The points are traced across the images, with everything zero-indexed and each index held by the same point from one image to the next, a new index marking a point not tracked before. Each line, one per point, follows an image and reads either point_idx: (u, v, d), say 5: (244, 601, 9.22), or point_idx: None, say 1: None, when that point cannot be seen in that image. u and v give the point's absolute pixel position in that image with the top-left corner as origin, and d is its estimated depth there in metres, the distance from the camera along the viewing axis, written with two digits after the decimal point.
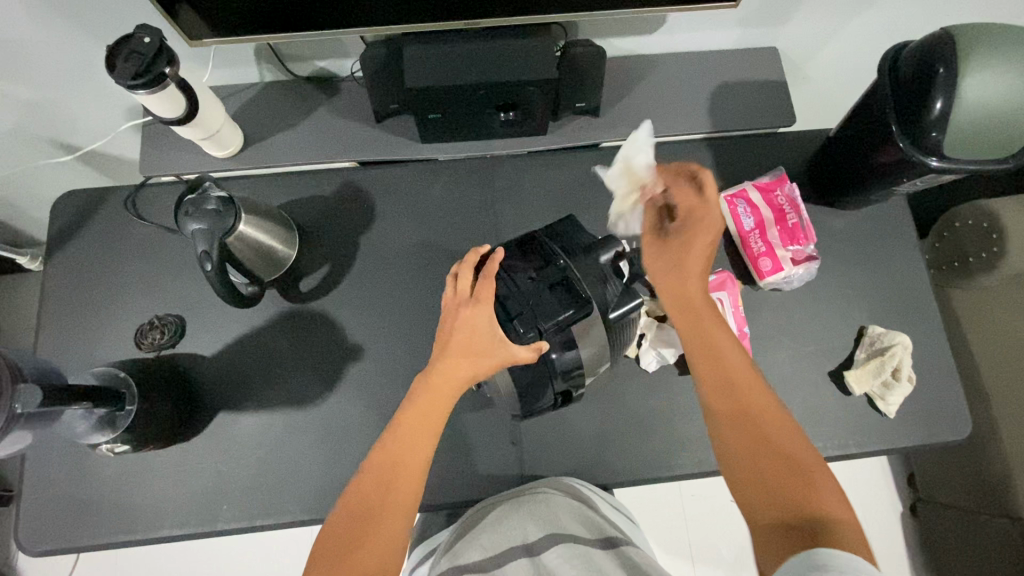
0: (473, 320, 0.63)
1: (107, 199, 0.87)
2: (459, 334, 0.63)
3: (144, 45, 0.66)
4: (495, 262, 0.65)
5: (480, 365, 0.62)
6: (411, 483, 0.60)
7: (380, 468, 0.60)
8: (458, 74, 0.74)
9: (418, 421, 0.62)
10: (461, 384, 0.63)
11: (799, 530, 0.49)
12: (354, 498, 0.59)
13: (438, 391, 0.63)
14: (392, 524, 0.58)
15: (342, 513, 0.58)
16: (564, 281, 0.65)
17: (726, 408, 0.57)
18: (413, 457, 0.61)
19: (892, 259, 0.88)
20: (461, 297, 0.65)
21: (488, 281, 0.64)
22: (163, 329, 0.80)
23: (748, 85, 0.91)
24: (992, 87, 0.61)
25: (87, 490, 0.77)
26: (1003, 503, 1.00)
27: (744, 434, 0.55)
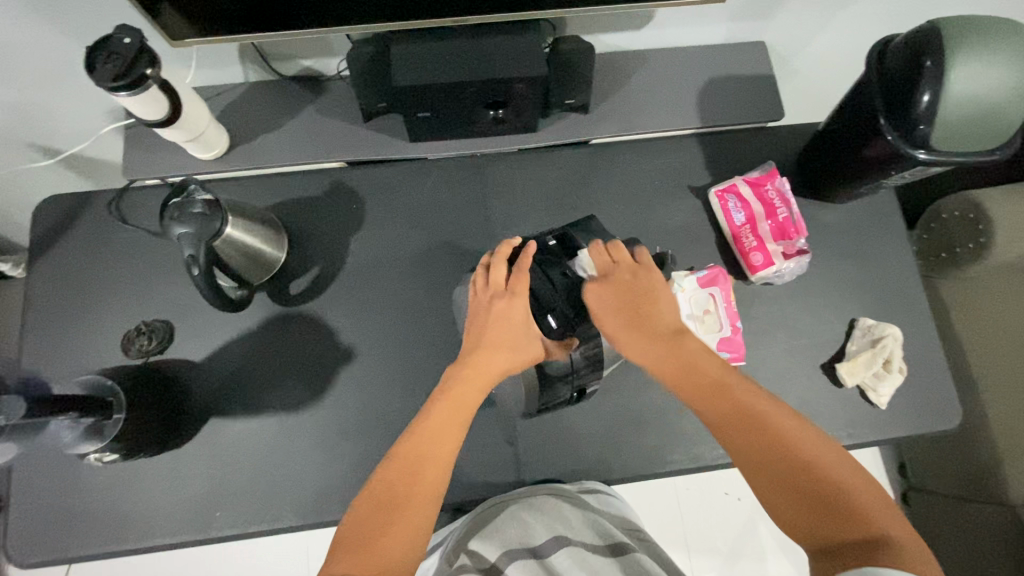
0: (510, 313, 0.66)
1: (90, 204, 0.86)
2: (494, 326, 0.65)
3: (124, 47, 0.64)
4: (529, 257, 0.68)
5: (515, 358, 0.64)
6: (437, 474, 0.57)
7: (407, 456, 0.58)
8: (446, 72, 0.73)
9: (450, 409, 0.61)
10: (495, 376, 0.64)
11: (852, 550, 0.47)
12: (379, 488, 0.56)
13: (472, 381, 0.63)
14: (422, 512, 0.55)
15: (364, 506, 0.55)
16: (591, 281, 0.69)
17: (746, 437, 0.54)
18: (446, 443, 0.59)
19: (882, 251, 0.89)
20: (496, 290, 0.67)
21: (521, 275, 0.67)
22: (151, 335, 0.79)
23: (738, 79, 0.91)
24: (976, 79, 0.62)
25: (77, 500, 0.76)
26: (993, 490, 1.01)
27: (769, 456, 0.53)
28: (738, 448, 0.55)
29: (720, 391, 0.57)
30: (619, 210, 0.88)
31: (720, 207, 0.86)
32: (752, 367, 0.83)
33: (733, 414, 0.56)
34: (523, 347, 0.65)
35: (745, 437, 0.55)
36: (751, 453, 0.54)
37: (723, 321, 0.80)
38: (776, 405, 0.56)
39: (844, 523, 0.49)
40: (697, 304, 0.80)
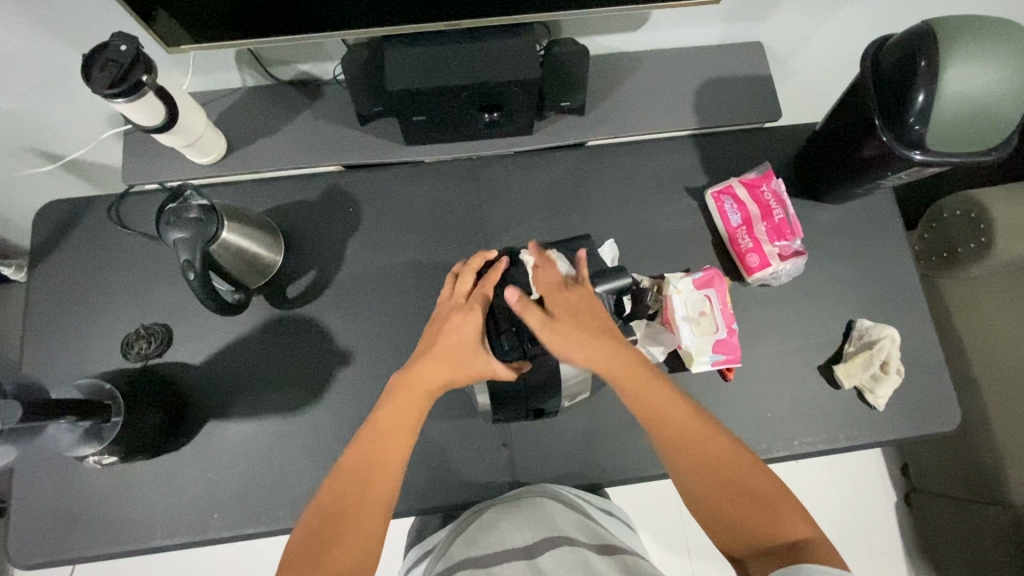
0: (460, 328, 0.67)
1: (90, 208, 0.87)
2: (444, 338, 0.67)
3: (120, 54, 0.65)
4: (496, 272, 0.70)
5: (457, 372, 0.66)
6: (384, 486, 0.61)
7: (353, 469, 0.61)
8: (440, 76, 0.73)
9: (393, 421, 0.64)
10: (435, 389, 0.66)
11: (772, 550, 0.54)
12: (327, 501, 0.59)
13: (412, 393, 0.65)
14: (368, 523, 0.59)
15: (315, 516, 0.59)
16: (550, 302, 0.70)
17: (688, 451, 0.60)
18: (387, 455, 0.62)
19: (879, 251, 0.89)
20: (456, 302, 0.70)
21: (484, 292, 0.69)
22: (150, 338, 0.80)
23: (734, 80, 0.90)
24: (971, 81, 0.62)
25: (77, 502, 0.76)
26: (995, 491, 1.00)
27: (706, 471, 0.59)
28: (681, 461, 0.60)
29: (646, 408, 0.63)
30: (614, 212, 0.88)
31: (716, 208, 0.85)
32: (747, 368, 0.83)
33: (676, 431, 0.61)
34: (466, 362, 0.66)
35: (686, 452, 0.60)
36: (691, 467, 0.60)
37: (719, 322, 0.80)
38: (691, 416, 0.62)
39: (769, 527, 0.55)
40: (693, 306, 0.80)
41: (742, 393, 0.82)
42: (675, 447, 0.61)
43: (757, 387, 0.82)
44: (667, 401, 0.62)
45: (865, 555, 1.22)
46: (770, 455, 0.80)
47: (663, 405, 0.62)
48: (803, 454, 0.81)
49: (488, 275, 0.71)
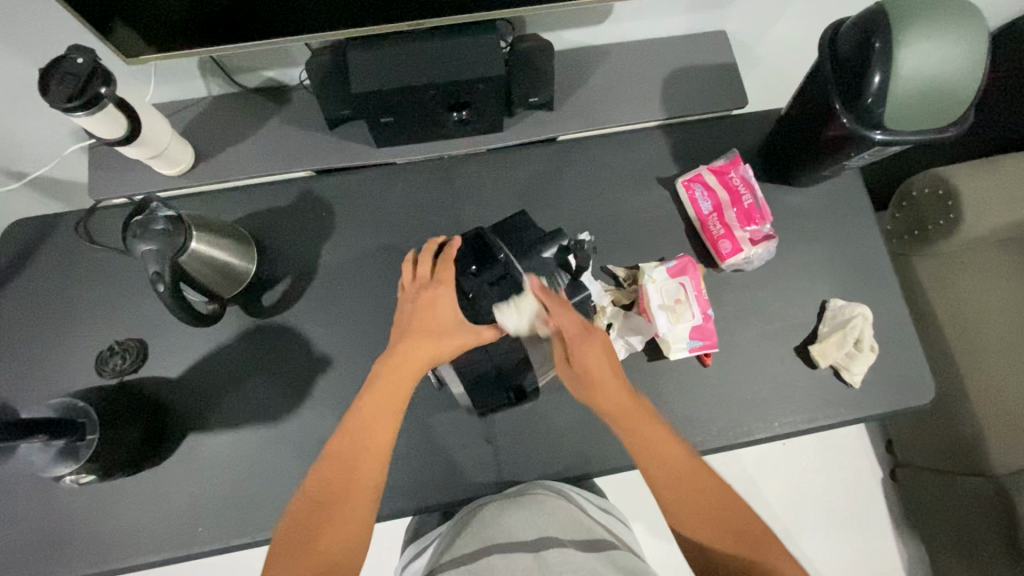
0: (434, 302, 0.69)
1: (58, 225, 0.86)
2: (420, 314, 0.69)
3: (77, 67, 0.64)
4: (451, 249, 0.72)
5: (440, 347, 0.67)
6: (369, 476, 0.61)
7: (340, 458, 0.61)
8: (404, 76, 0.73)
9: (376, 407, 0.63)
10: (423, 366, 0.67)
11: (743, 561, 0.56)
12: (313, 492, 0.59)
13: (399, 372, 0.66)
14: (355, 507, 0.59)
15: (302, 507, 0.59)
16: (504, 279, 0.70)
17: (689, 509, 0.59)
18: (372, 445, 0.62)
19: (849, 231, 0.90)
20: (422, 282, 0.72)
21: (445, 266, 0.72)
22: (123, 354, 0.79)
23: (700, 67, 0.91)
24: (922, 60, 0.63)
25: (57, 522, 0.75)
26: (977, 462, 1.02)
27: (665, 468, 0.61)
28: (691, 530, 0.59)
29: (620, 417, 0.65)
30: (587, 205, 0.89)
31: (688, 197, 0.87)
32: (726, 353, 0.84)
33: (680, 489, 0.60)
34: (447, 336, 0.67)
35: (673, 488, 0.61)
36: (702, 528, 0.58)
37: (694, 309, 0.81)
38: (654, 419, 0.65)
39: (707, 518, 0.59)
40: (668, 294, 0.81)
41: (722, 378, 0.83)
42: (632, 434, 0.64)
43: (737, 371, 0.83)
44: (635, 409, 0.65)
45: (855, 532, 1.24)
46: (752, 437, 0.81)
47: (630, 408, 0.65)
48: (785, 434, 0.82)
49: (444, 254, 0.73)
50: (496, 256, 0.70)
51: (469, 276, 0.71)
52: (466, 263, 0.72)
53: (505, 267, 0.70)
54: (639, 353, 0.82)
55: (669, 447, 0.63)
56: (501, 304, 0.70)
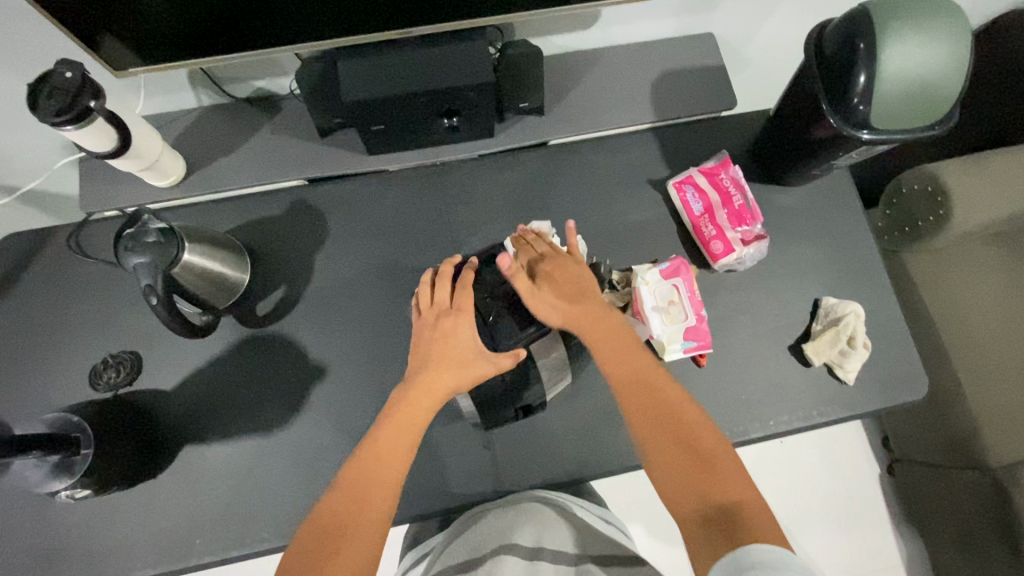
0: (454, 329, 0.70)
1: (50, 239, 0.85)
2: (440, 342, 0.70)
3: (65, 80, 0.64)
4: (469, 273, 0.74)
5: (463, 374, 0.68)
6: (382, 504, 0.60)
7: (354, 483, 0.60)
8: (394, 84, 0.73)
9: (393, 435, 0.64)
10: (444, 395, 0.68)
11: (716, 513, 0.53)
12: (325, 516, 0.58)
13: (420, 402, 0.67)
14: (366, 534, 0.58)
15: (313, 531, 0.57)
16: (521, 299, 0.73)
17: (669, 453, 0.59)
18: (387, 473, 0.62)
19: (840, 230, 0.91)
20: (440, 309, 0.72)
21: (464, 292, 0.73)
22: (118, 367, 0.79)
23: (689, 70, 0.92)
24: (906, 60, 0.64)
25: (53, 538, 0.75)
26: (972, 456, 1.03)
27: (651, 413, 0.62)
28: (658, 458, 0.59)
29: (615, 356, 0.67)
30: (580, 209, 0.89)
31: (679, 199, 0.87)
32: (720, 354, 0.84)
33: (663, 430, 0.60)
34: (470, 362, 0.68)
35: (658, 432, 0.60)
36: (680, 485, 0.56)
37: (688, 311, 0.81)
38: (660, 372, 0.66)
39: (688, 460, 0.57)
40: (662, 295, 0.81)
41: (717, 378, 0.83)
42: (622, 377, 0.65)
43: (732, 371, 0.84)
44: (636, 359, 0.67)
45: (853, 529, 1.24)
46: (748, 437, 0.81)
47: (632, 358, 0.67)
48: (781, 433, 0.82)
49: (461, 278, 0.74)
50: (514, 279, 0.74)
51: (487, 299, 0.73)
52: (485, 289, 0.74)
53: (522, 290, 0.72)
54: None
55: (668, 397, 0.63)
56: (518, 326, 0.71)
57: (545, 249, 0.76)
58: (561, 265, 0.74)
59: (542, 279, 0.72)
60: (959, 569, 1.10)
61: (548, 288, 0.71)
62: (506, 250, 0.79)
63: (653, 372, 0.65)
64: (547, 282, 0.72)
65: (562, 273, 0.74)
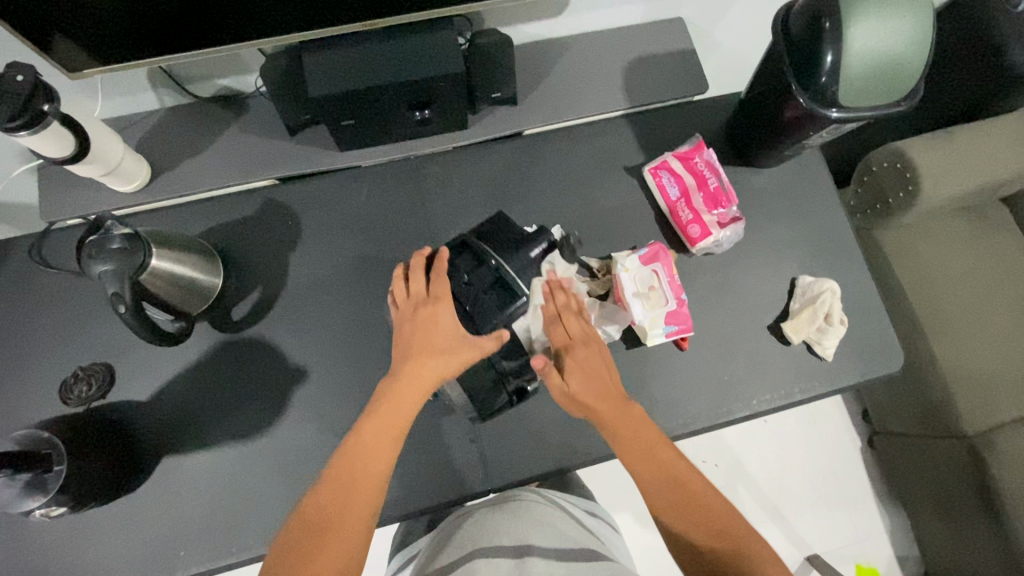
0: (435, 317, 0.68)
1: (10, 251, 0.82)
2: (421, 331, 0.68)
3: (17, 85, 0.61)
4: (440, 259, 0.70)
5: (447, 364, 0.66)
6: (367, 502, 0.59)
7: (337, 481, 0.59)
8: (362, 77, 0.72)
9: (379, 428, 0.62)
10: (430, 387, 0.66)
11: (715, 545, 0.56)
12: (310, 512, 0.57)
13: (406, 392, 0.65)
14: (350, 534, 0.56)
15: (298, 531, 0.56)
16: (498, 282, 0.71)
17: (669, 498, 0.60)
18: (372, 469, 0.60)
19: (813, 208, 0.92)
20: (417, 300, 0.70)
21: (438, 279, 0.70)
22: (90, 380, 0.75)
23: (659, 54, 0.92)
24: (872, 37, 0.64)
25: (30, 558, 0.73)
26: (948, 425, 1.06)
27: (641, 452, 0.64)
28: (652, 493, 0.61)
29: (602, 396, 0.67)
30: (557, 198, 0.89)
31: (655, 184, 0.87)
32: (702, 336, 0.85)
33: (654, 470, 0.62)
34: (454, 351, 0.67)
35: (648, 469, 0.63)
36: (670, 511, 0.60)
37: (668, 295, 0.81)
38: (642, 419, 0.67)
39: (683, 498, 0.60)
40: (642, 281, 0.81)
41: (700, 360, 0.84)
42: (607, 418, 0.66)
43: (714, 352, 0.84)
44: (623, 406, 0.67)
45: (838, 502, 1.27)
46: (732, 417, 0.82)
47: (616, 401, 0.67)
48: (764, 412, 0.83)
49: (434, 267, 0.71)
50: (486, 262, 0.71)
51: (462, 286, 0.72)
52: (458, 274, 0.73)
53: (496, 272, 0.71)
54: (617, 341, 0.83)
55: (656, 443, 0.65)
56: (499, 310, 0.70)
57: (575, 323, 0.72)
58: (589, 352, 0.70)
59: (570, 365, 0.69)
60: (939, 535, 1.14)
61: (577, 376, 0.68)
62: (477, 230, 0.76)
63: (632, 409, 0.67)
64: (576, 365, 0.69)
65: (590, 359, 0.70)
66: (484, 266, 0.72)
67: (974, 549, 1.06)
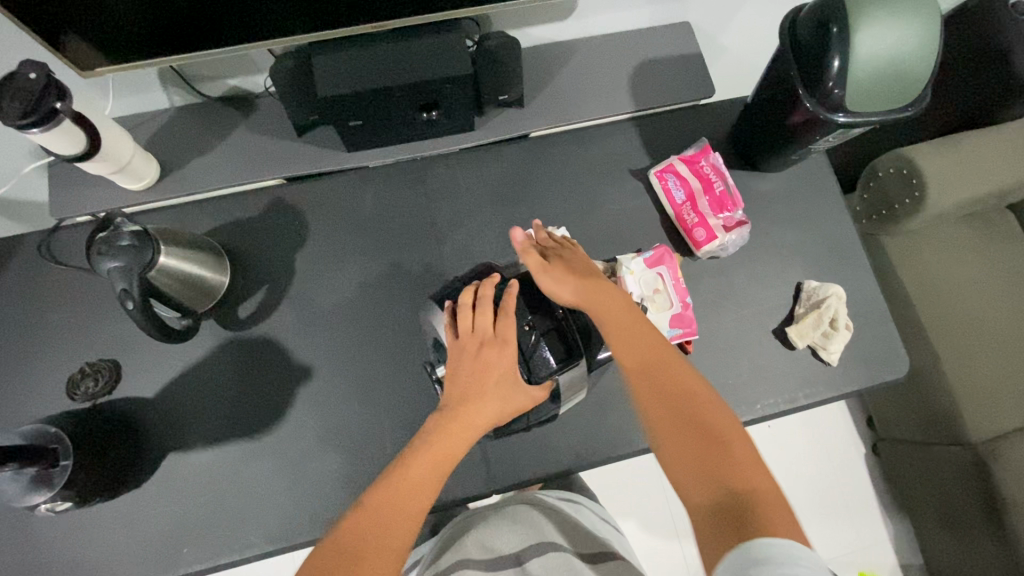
0: (497, 362, 0.68)
1: (19, 247, 0.83)
2: (483, 373, 0.67)
3: (30, 82, 0.61)
4: (513, 299, 0.70)
5: (501, 409, 0.67)
6: (404, 541, 0.56)
7: (375, 513, 0.56)
8: (370, 78, 0.72)
9: (427, 467, 0.61)
10: (480, 431, 0.66)
11: (729, 497, 0.51)
12: (341, 541, 0.55)
13: (458, 433, 0.64)
14: (383, 570, 0.53)
15: (325, 555, 0.54)
16: (559, 330, 0.71)
17: (687, 444, 0.56)
18: (415, 504, 0.58)
19: (819, 213, 0.92)
20: (483, 336, 0.69)
21: (507, 320, 0.69)
22: (96, 377, 0.76)
23: (666, 58, 0.92)
24: (880, 41, 0.64)
25: (34, 553, 0.73)
26: (952, 432, 1.05)
27: (668, 394, 0.60)
28: (665, 432, 0.58)
29: (629, 333, 0.65)
30: (562, 200, 0.89)
31: (661, 187, 0.87)
32: (706, 339, 0.85)
33: (676, 413, 0.58)
34: (510, 396, 0.68)
35: (668, 413, 0.58)
36: (681, 458, 0.55)
37: (673, 298, 0.81)
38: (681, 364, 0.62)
39: (705, 445, 0.55)
40: (647, 284, 0.82)
41: (704, 364, 0.84)
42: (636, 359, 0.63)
43: (718, 356, 0.84)
44: (656, 347, 0.64)
45: (842, 509, 1.26)
46: None
47: (650, 343, 0.64)
48: (768, 416, 0.83)
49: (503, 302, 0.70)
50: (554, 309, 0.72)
51: (525, 330, 0.71)
52: (523, 317, 0.71)
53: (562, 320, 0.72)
54: None
55: (692, 386, 0.60)
56: (559, 361, 0.69)
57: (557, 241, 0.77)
58: (572, 255, 0.74)
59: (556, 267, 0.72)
60: (943, 543, 1.13)
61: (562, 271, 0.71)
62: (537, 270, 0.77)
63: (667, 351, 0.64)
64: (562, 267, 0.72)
65: (573, 259, 0.74)
66: (549, 310, 0.72)
67: (979, 558, 1.05)
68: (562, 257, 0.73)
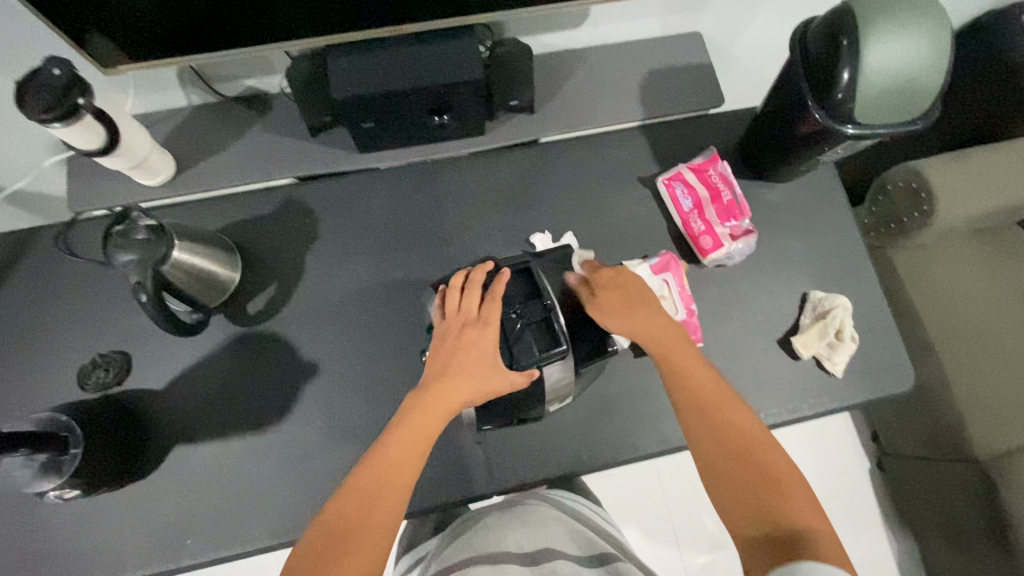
0: (477, 342, 0.69)
1: (37, 239, 0.85)
2: (462, 352, 0.69)
3: (54, 77, 0.63)
4: (499, 285, 0.70)
5: (479, 389, 0.67)
6: (389, 510, 0.60)
7: (362, 487, 0.60)
8: (384, 80, 0.73)
9: (406, 441, 0.64)
10: (456, 406, 0.67)
11: (775, 525, 0.55)
12: (333, 518, 0.58)
13: (436, 411, 0.66)
14: (369, 539, 0.57)
15: (321, 530, 0.58)
16: (546, 322, 0.69)
17: (736, 471, 0.60)
18: (399, 475, 0.62)
19: (827, 224, 0.92)
20: (467, 317, 0.71)
21: (491, 305, 0.70)
22: (106, 367, 0.78)
23: (677, 68, 0.93)
24: (891, 55, 0.65)
25: (40, 540, 0.74)
26: (959, 448, 1.04)
27: (713, 422, 0.64)
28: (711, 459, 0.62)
29: (676, 362, 0.69)
30: (570, 205, 0.90)
31: (669, 194, 0.88)
32: (711, 347, 0.85)
33: (723, 441, 0.62)
34: (487, 376, 0.67)
35: (712, 438, 0.63)
36: (730, 487, 0.60)
37: (678, 304, 0.82)
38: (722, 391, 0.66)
39: (748, 475, 0.59)
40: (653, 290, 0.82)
41: None
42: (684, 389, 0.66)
43: (722, 365, 0.84)
44: (699, 375, 0.67)
45: (845, 523, 1.25)
46: None
47: (694, 370, 0.68)
48: (771, 426, 0.83)
49: (492, 288, 0.71)
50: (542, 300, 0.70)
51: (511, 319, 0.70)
52: (510, 306, 0.70)
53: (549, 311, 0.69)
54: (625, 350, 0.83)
55: (735, 412, 0.64)
56: (538, 350, 0.67)
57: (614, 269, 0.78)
58: (631, 286, 0.75)
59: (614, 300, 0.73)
60: (948, 560, 1.12)
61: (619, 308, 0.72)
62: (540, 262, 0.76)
63: (704, 373, 0.68)
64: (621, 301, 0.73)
65: (633, 292, 0.75)
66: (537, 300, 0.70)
67: None
68: (611, 288, 0.74)
